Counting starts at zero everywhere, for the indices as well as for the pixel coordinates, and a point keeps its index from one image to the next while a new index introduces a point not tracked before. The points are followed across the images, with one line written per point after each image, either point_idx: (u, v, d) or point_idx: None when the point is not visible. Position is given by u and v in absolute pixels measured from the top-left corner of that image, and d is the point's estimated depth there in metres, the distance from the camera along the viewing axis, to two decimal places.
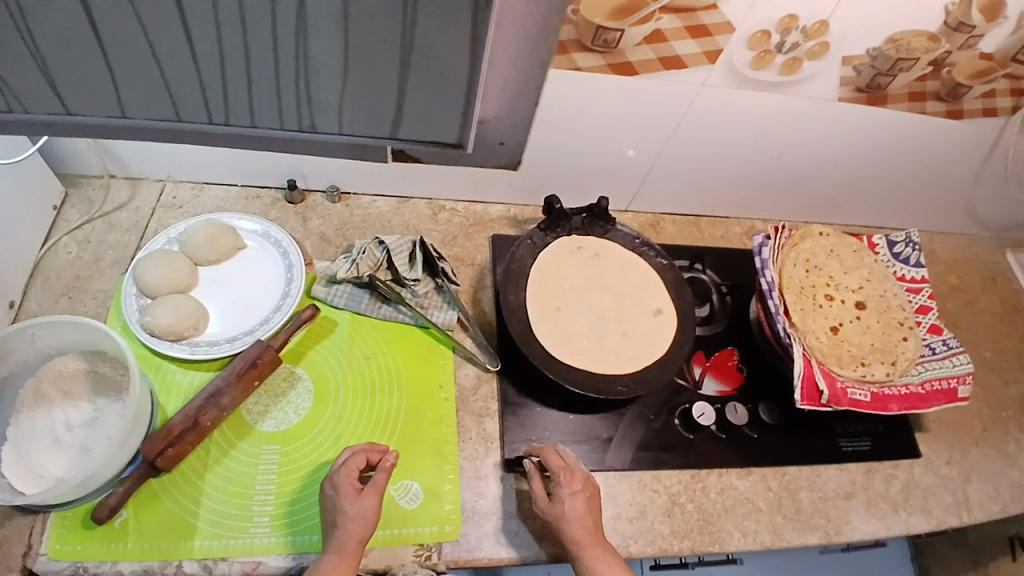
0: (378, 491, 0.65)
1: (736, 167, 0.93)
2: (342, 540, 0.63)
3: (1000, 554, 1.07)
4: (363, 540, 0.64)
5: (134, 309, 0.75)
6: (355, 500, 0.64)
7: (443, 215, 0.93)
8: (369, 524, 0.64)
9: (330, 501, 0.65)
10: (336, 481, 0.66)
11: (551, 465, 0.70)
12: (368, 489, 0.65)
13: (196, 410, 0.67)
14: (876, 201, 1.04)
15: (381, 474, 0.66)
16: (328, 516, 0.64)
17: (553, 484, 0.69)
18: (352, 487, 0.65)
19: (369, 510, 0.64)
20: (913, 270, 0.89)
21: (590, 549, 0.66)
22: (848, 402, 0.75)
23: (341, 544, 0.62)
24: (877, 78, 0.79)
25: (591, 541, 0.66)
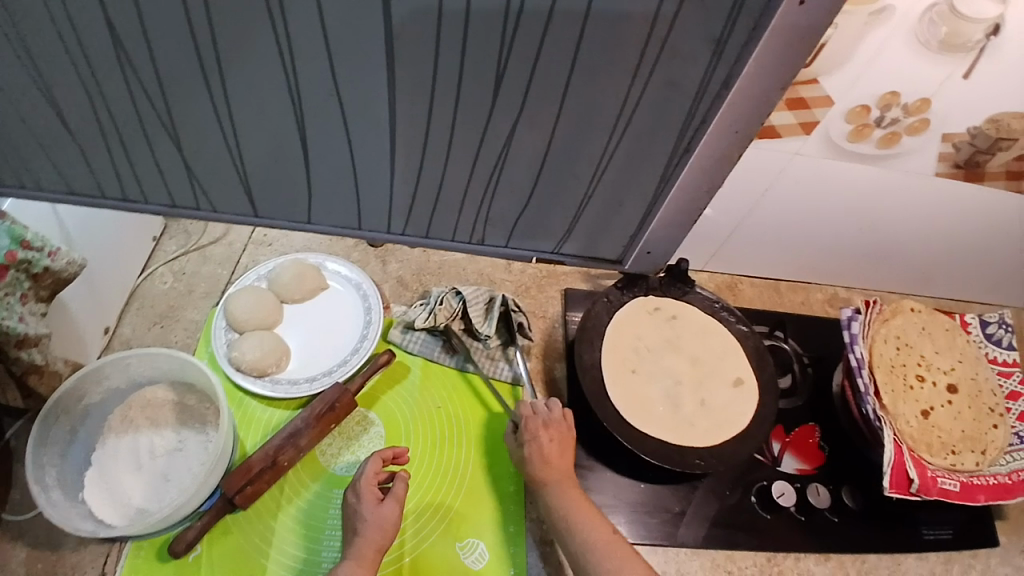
0: (399, 499, 0.66)
1: (819, 235, 0.91)
2: (360, 547, 0.63)
3: None
4: (382, 550, 0.64)
5: (223, 342, 0.77)
6: (376, 508, 0.65)
7: (516, 265, 0.93)
8: (389, 533, 0.64)
9: (350, 508, 0.66)
10: (357, 489, 0.67)
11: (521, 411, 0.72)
12: (388, 499, 0.66)
13: (275, 449, 0.68)
14: (964, 276, 0.99)
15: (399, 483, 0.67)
16: (348, 523, 0.65)
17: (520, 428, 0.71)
18: (373, 495, 0.66)
19: (388, 518, 0.65)
20: (1005, 352, 0.85)
21: (555, 487, 0.68)
22: (938, 491, 0.72)
23: (361, 553, 0.62)
24: (974, 155, 0.77)
25: (556, 479, 0.69)
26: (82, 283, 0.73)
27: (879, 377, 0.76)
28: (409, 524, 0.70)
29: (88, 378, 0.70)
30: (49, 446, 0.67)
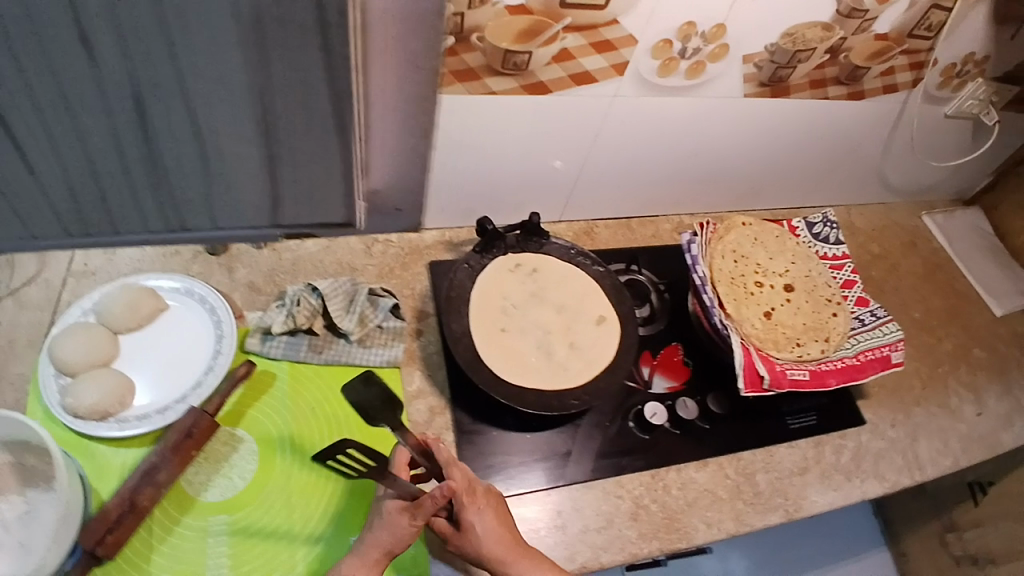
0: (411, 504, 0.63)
1: (652, 168, 0.97)
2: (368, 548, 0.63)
3: (963, 499, 1.21)
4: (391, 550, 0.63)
5: (54, 391, 0.70)
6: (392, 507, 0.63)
7: (376, 248, 0.90)
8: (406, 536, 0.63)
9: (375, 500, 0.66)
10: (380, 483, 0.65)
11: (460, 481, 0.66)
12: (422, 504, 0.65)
13: (131, 491, 0.64)
14: (791, 182, 1.08)
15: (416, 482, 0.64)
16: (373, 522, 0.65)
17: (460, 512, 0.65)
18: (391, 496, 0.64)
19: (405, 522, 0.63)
20: (833, 248, 0.93)
21: (515, 559, 0.65)
22: (789, 382, 0.78)
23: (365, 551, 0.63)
24: (777, 71, 0.82)
25: (515, 554, 0.65)
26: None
27: (722, 289, 0.84)
28: (298, 532, 0.69)
29: None
30: None
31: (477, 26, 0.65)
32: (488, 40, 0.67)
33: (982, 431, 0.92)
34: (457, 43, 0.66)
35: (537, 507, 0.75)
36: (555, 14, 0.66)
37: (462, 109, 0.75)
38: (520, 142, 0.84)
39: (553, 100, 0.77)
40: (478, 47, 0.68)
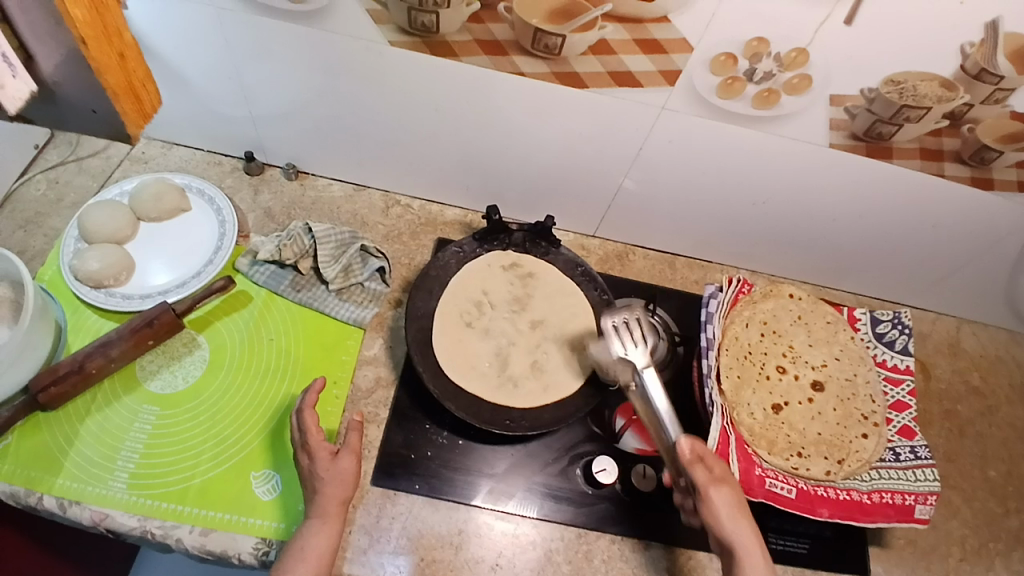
0: (353, 452, 0.65)
1: (706, 208, 0.85)
2: (323, 502, 0.63)
3: None
4: (344, 500, 0.65)
5: (70, 250, 0.78)
6: (330, 465, 0.64)
7: (395, 210, 0.91)
8: (349, 484, 0.65)
9: (305, 469, 0.65)
10: (306, 447, 0.66)
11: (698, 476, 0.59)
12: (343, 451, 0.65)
13: (84, 356, 0.69)
14: (881, 269, 0.91)
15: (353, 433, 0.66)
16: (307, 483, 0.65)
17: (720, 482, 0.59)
18: (324, 452, 0.65)
19: (346, 472, 0.65)
20: (897, 356, 0.76)
21: (752, 557, 0.57)
22: (762, 493, 0.64)
23: (324, 509, 0.63)
24: (875, 125, 0.68)
25: (752, 547, 0.58)
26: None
27: (726, 361, 0.71)
28: (211, 447, 0.70)
29: None
30: None
31: None
32: (516, 12, 0.62)
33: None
34: (483, 10, 0.62)
35: (439, 517, 0.70)
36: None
37: (490, 84, 0.71)
38: (557, 140, 0.79)
39: (588, 95, 0.70)
40: (506, 20, 0.63)
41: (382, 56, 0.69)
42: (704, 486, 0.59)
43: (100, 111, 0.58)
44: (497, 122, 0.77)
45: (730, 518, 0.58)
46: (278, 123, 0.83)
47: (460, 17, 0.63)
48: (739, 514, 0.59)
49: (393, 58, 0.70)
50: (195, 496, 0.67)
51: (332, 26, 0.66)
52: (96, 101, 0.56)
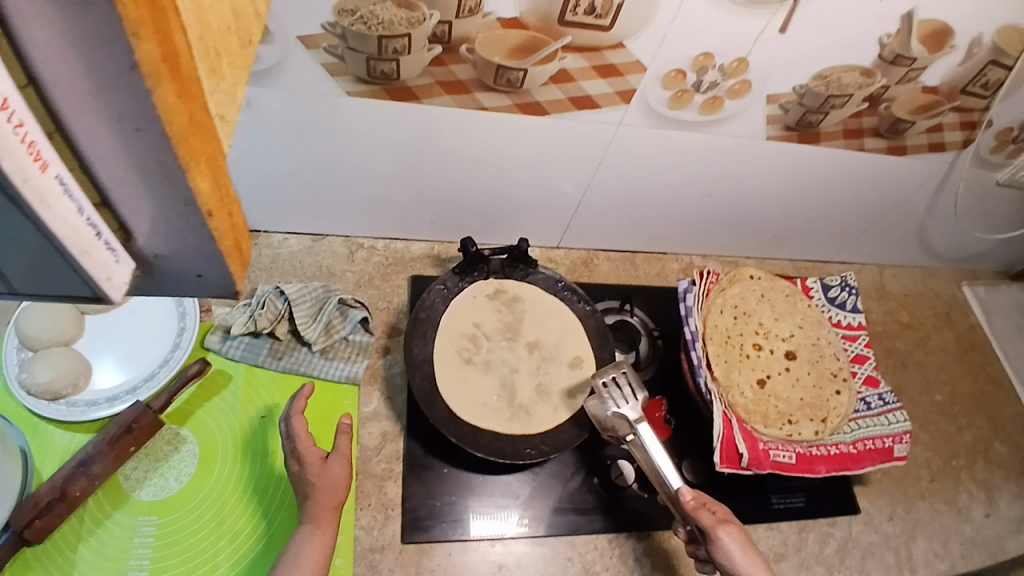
0: (344, 458, 0.65)
1: (663, 206, 0.90)
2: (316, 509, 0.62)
3: None
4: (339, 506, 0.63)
5: (13, 364, 0.70)
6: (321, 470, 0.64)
7: (360, 254, 0.88)
8: (341, 488, 0.64)
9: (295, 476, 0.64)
10: (297, 455, 0.65)
11: (709, 522, 0.63)
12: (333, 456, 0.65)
13: (63, 480, 0.62)
14: (816, 235, 1.01)
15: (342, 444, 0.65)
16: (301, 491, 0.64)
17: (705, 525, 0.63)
18: (314, 458, 0.64)
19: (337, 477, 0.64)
20: (849, 315, 0.85)
21: None
22: (771, 464, 0.72)
23: (318, 514, 0.62)
24: (806, 116, 0.75)
25: None
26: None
27: (712, 349, 0.77)
28: (226, 544, 0.66)
29: None
30: None
31: (464, 38, 0.61)
32: (477, 53, 0.62)
33: (982, 534, 0.86)
34: (445, 53, 0.62)
35: (477, 557, 0.71)
36: (554, 33, 0.60)
37: (453, 121, 0.71)
38: (521, 165, 0.80)
39: (550, 121, 0.72)
40: (468, 60, 0.63)
41: (337, 107, 0.67)
42: (712, 529, 0.62)
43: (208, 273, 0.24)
44: (461, 154, 0.77)
45: (745, 556, 0.61)
46: None
47: (421, 62, 0.63)
48: (748, 550, 0.62)
49: (350, 107, 0.67)
50: None
51: (282, 84, 0.63)
52: (200, 262, 0.23)
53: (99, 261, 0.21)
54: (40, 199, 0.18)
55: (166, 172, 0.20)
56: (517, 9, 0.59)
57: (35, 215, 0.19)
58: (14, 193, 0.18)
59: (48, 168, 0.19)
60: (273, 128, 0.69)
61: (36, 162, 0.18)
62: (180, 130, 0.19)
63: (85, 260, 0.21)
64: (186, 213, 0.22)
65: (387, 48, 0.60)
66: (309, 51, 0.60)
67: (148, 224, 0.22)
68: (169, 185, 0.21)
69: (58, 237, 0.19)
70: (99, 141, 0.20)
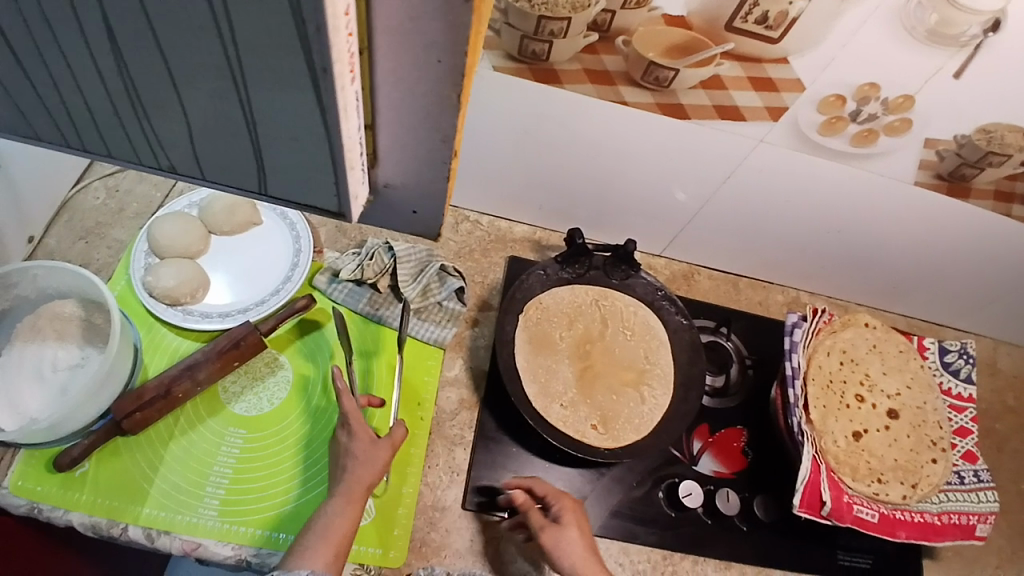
0: (391, 444, 0.67)
1: (777, 234, 0.87)
2: (351, 484, 0.63)
3: None
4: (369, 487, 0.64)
5: (140, 266, 0.75)
6: (367, 447, 0.65)
7: (465, 225, 0.90)
8: (376, 471, 0.65)
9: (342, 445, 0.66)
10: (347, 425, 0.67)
11: (544, 490, 0.68)
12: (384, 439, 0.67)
13: (170, 379, 0.67)
14: (934, 294, 0.94)
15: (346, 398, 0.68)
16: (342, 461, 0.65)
17: (554, 509, 0.67)
18: (365, 433, 0.66)
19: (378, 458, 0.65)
20: (961, 385, 0.80)
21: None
22: (851, 519, 0.68)
23: (349, 490, 0.63)
24: (961, 168, 0.70)
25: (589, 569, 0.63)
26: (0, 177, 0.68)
27: (813, 391, 0.73)
28: (301, 471, 0.69)
29: None
30: None
31: (624, 29, 0.60)
32: (634, 46, 0.62)
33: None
34: (600, 42, 0.62)
35: None
36: (716, 37, 0.59)
37: (589, 110, 0.71)
38: (642, 167, 0.79)
39: (689, 127, 0.70)
40: (621, 52, 0.63)
41: (482, 79, 0.69)
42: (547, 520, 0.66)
43: (421, 211, 0.32)
44: (584, 145, 0.77)
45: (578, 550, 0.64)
46: None
47: (574, 47, 0.63)
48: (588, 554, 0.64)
49: (493, 81, 0.68)
50: (290, 522, 0.67)
51: None
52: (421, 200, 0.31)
53: (355, 175, 0.28)
54: (343, 112, 0.25)
55: (446, 106, 0.25)
56: (685, 9, 0.58)
57: (338, 130, 0.25)
58: (329, 103, 0.24)
59: (354, 81, 0.24)
60: None
61: (351, 82, 0.24)
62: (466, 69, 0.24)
63: (350, 173, 0.28)
64: (437, 146, 0.27)
65: (544, 28, 0.60)
66: None
67: (396, 160, 0.29)
68: (439, 119, 0.26)
69: (344, 147, 0.26)
70: (387, 63, 0.24)
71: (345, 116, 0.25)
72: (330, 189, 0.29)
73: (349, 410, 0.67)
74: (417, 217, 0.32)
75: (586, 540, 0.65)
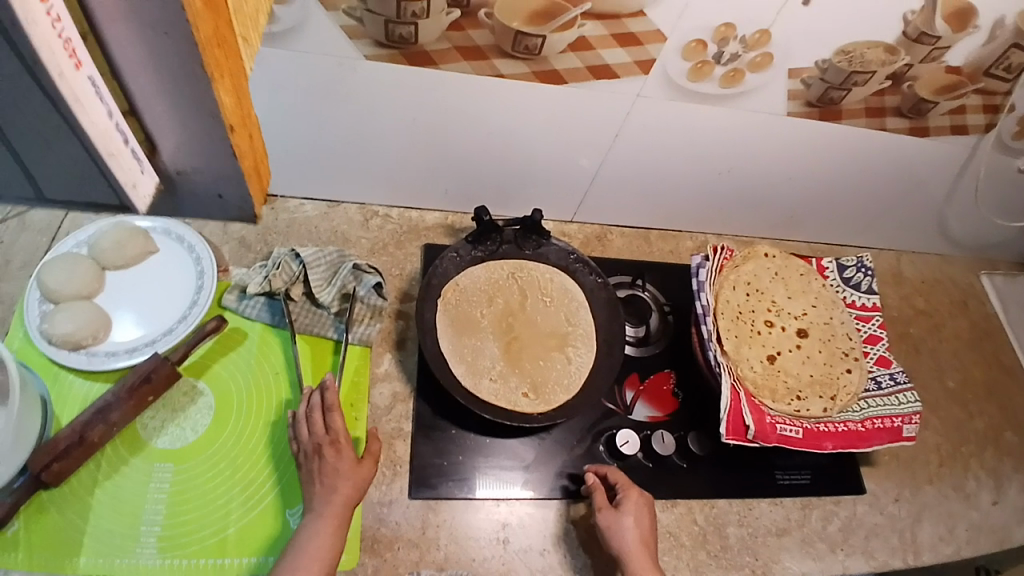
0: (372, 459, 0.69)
1: (677, 183, 0.90)
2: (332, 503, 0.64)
3: None
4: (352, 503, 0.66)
5: (36, 314, 0.72)
6: (353, 468, 0.66)
7: (375, 221, 0.89)
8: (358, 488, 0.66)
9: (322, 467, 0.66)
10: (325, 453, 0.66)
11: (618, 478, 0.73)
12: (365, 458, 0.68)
13: (82, 425, 0.65)
14: (832, 217, 1.00)
15: (338, 416, 0.68)
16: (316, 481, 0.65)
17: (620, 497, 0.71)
18: (348, 456, 0.67)
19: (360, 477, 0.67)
20: (862, 296, 0.86)
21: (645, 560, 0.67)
22: (776, 438, 0.72)
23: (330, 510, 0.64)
24: (828, 92, 0.74)
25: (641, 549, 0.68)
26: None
27: (724, 324, 0.77)
28: (240, 492, 0.68)
29: None
30: None
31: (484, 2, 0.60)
32: (497, 17, 0.62)
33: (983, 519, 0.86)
34: (463, 18, 0.62)
35: (482, 517, 0.72)
36: None
37: (469, 88, 0.71)
38: (537, 136, 0.80)
39: (569, 91, 0.72)
40: (486, 25, 0.63)
41: (356, 71, 0.67)
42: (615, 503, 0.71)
43: (229, 194, 0.29)
44: (475, 123, 0.77)
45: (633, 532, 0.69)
46: None
47: (439, 26, 0.63)
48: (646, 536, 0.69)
49: (368, 72, 0.68)
50: (235, 545, 0.66)
51: (301, 46, 0.64)
52: (224, 185, 0.28)
53: (125, 164, 0.24)
54: (75, 98, 0.21)
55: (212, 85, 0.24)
56: None
57: (70, 114, 0.21)
58: (50, 89, 0.20)
59: (80, 68, 0.21)
60: (290, 94, 0.70)
61: (71, 60, 0.21)
62: (207, 43, 0.23)
63: (112, 161, 0.24)
64: (209, 124, 0.25)
65: (405, 11, 0.60)
66: (327, 13, 0.61)
67: (176, 139, 0.26)
68: (201, 99, 0.24)
69: (92, 136, 0.22)
70: (124, 42, 0.22)
71: (81, 106, 0.21)
72: (102, 185, 0.25)
73: (337, 428, 0.68)
74: (225, 201, 0.29)
75: (645, 530, 0.70)
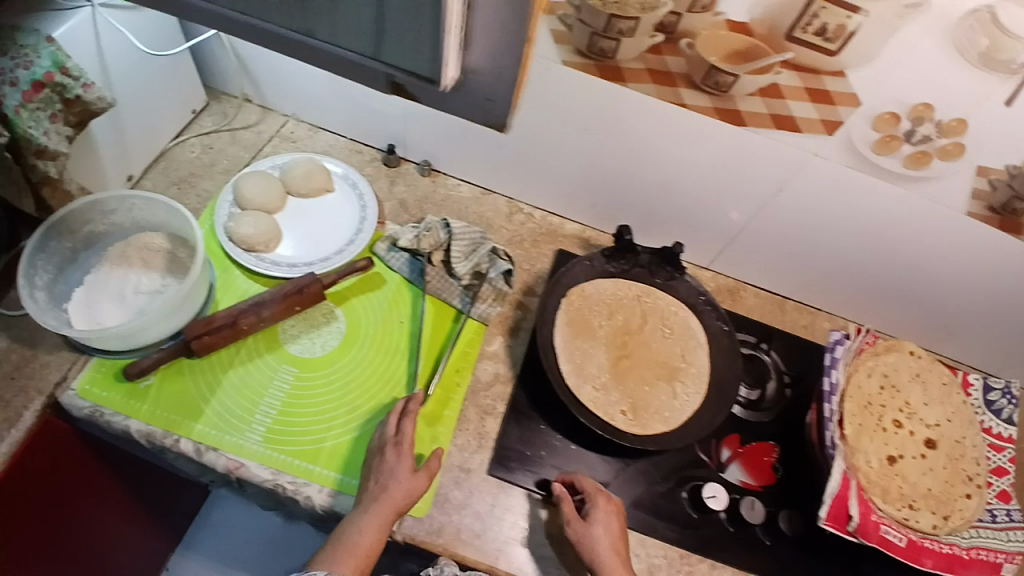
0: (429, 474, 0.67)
1: (822, 257, 0.89)
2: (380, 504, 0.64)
3: None
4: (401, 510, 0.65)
5: (225, 213, 0.83)
6: (409, 476, 0.66)
7: (518, 217, 0.95)
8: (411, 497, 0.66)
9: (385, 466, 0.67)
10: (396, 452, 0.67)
11: (585, 486, 0.70)
12: (423, 470, 0.67)
13: (238, 312, 0.73)
14: (980, 339, 0.93)
15: (408, 422, 0.69)
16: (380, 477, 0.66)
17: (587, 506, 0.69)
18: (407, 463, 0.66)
19: (414, 489, 0.66)
20: (1003, 425, 0.79)
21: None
22: (877, 538, 0.67)
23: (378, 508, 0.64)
24: (1013, 201, 0.71)
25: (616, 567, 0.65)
26: (112, 114, 0.77)
27: (848, 408, 0.73)
28: (342, 413, 0.73)
29: (96, 207, 0.75)
30: (50, 255, 0.73)
31: (688, 32, 0.65)
32: (696, 49, 0.66)
33: None
34: (665, 43, 0.67)
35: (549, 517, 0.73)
36: (777, 45, 0.63)
37: (647, 111, 0.76)
38: (696, 175, 0.83)
39: (743, 133, 0.74)
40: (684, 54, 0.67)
41: (552, 73, 0.74)
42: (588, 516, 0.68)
43: None
44: (641, 148, 0.82)
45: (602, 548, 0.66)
46: (429, 118, 0.87)
47: (641, 47, 0.68)
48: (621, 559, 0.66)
49: (561, 76, 0.75)
50: (326, 458, 0.70)
51: None
52: None
53: None
54: None
55: None
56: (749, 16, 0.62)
57: None
58: None
59: None
60: None
61: None
62: None
63: None
64: None
65: (614, 27, 0.65)
66: (544, 17, 0.68)
67: None
68: None
69: None
70: None
71: None
72: None
73: (406, 432, 0.68)
74: None
75: (615, 540, 0.67)
